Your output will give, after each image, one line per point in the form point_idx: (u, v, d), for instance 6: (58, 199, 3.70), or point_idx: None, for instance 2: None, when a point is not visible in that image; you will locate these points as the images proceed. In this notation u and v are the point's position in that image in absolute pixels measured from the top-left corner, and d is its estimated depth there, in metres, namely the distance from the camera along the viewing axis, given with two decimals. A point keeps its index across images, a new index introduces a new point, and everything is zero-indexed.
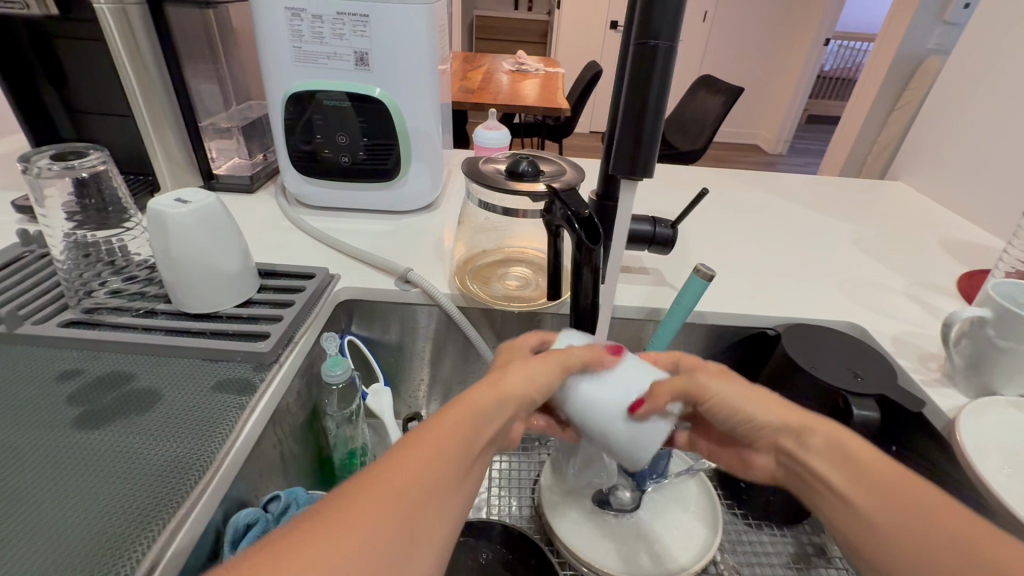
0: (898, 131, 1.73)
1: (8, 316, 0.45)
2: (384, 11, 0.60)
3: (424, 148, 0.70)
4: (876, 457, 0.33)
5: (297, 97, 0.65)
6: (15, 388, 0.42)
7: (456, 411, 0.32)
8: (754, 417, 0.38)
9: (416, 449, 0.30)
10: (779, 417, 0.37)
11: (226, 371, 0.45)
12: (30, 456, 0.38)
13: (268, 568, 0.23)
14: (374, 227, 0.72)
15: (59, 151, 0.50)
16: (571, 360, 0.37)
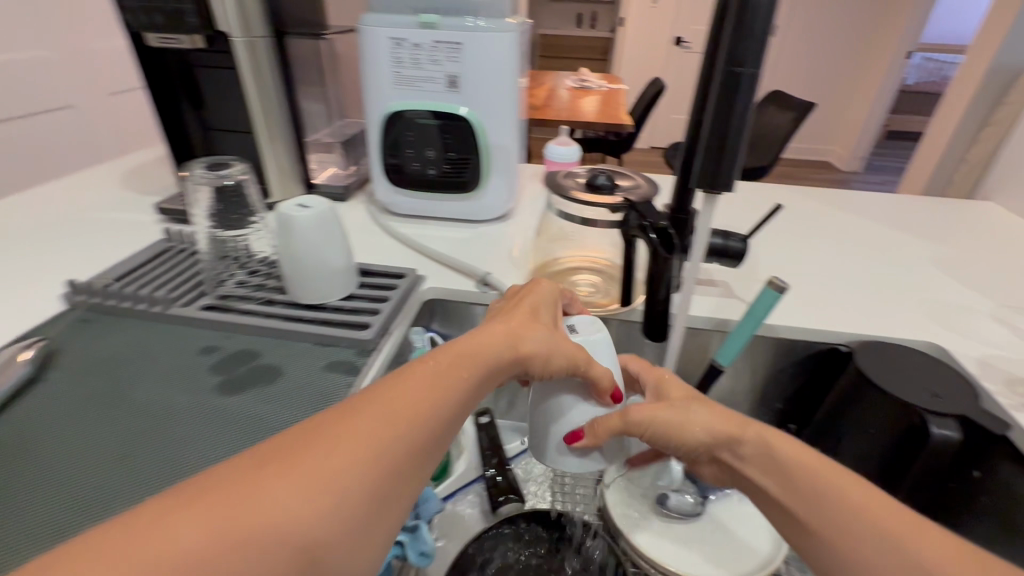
0: (991, 148, 1.64)
1: (162, 298, 0.54)
2: (476, 38, 0.66)
3: (503, 161, 0.76)
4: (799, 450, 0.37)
5: (394, 116, 0.72)
6: (168, 359, 0.50)
7: (439, 369, 0.35)
8: (689, 430, 0.40)
9: (374, 408, 0.32)
10: (714, 428, 0.39)
11: (335, 355, 0.52)
12: (181, 415, 0.45)
13: (225, 503, 0.26)
14: (453, 234, 0.78)
15: (210, 162, 0.60)
16: (538, 343, 0.40)
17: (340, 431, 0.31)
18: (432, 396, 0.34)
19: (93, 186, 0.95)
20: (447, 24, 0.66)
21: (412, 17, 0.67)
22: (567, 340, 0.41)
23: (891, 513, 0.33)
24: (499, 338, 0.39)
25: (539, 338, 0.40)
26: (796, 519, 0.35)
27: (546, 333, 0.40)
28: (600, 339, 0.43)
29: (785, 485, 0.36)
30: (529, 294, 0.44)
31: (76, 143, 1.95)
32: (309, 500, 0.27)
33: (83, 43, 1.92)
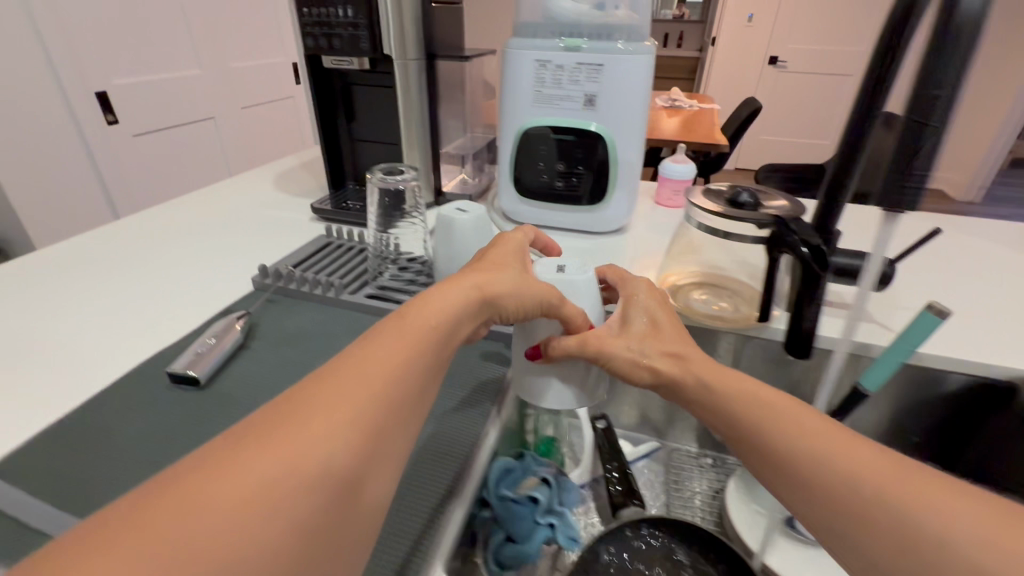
0: None
1: (336, 286, 0.62)
2: (616, 60, 0.70)
3: (629, 177, 0.79)
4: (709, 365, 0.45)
5: (531, 132, 0.78)
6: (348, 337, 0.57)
7: (403, 332, 0.37)
8: (637, 365, 0.46)
9: (342, 373, 0.33)
10: (661, 369, 0.46)
11: (487, 346, 0.59)
12: None
13: (208, 477, 0.26)
14: (575, 245, 0.82)
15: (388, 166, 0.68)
16: (490, 288, 0.43)
17: (311, 399, 0.31)
18: (413, 353, 0.36)
19: (250, 187, 1.08)
20: (591, 47, 0.71)
21: (558, 41, 0.72)
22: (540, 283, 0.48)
23: (820, 435, 0.36)
24: (468, 282, 0.43)
25: (504, 281, 0.44)
26: (753, 455, 0.39)
27: (511, 276, 0.45)
28: (581, 280, 0.50)
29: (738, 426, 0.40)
30: (493, 251, 0.50)
31: (213, 149, 2.22)
32: (307, 455, 0.28)
33: (228, 64, 2.20)
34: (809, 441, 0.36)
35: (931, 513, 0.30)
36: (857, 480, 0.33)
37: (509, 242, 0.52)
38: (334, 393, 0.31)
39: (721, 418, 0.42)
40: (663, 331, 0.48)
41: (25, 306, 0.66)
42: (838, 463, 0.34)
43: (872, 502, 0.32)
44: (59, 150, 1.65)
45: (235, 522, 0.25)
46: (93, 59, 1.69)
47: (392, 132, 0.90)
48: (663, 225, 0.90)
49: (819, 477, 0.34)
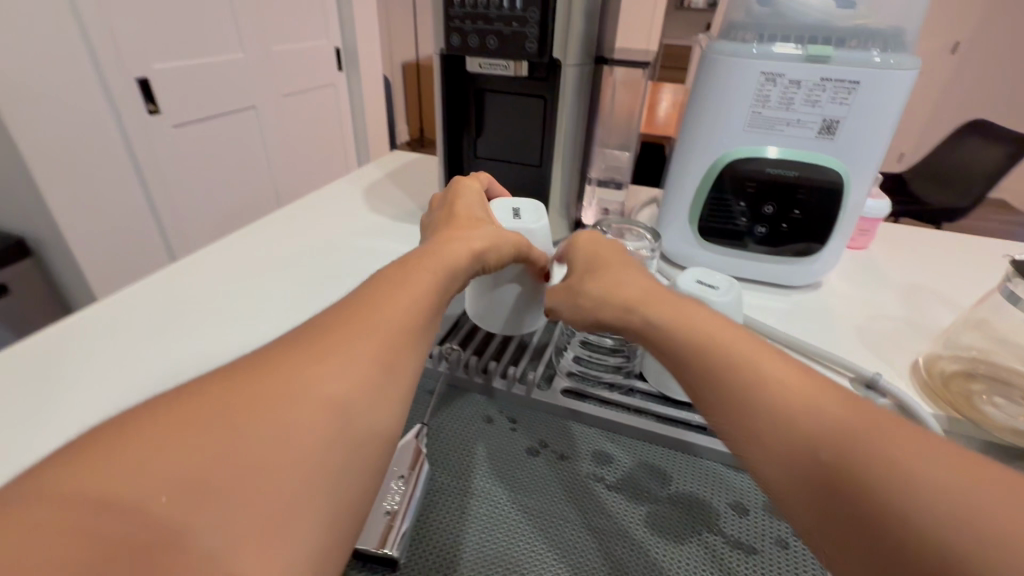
0: None
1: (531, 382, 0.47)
2: (882, 76, 0.53)
3: (853, 223, 0.62)
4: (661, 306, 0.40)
5: (733, 162, 0.61)
6: (503, 434, 0.45)
7: (389, 286, 0.37)
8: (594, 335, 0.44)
9: (337, 332, 0.33)
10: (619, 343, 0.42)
11: (730, 487, 0.41)
12: (488, 459, 0.43)
13: (194, 403, 0.27)
14: (770, 304, 0.66)
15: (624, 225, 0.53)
16: (472, 243, 0.44)
17: (301, 353, 0.31)
18: (390, 319, 0.35)
19: (338, 205, 0.92)
20: (847, 58, 0.53)
21: (797, 50, 0.55)
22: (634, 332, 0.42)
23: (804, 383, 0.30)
24: (450, 243, 0.44)
25: (480, 236, 0.46)
26: (699, 384, 0.34)
27: (487, 233, 0.46)
28: (536, 226, 0.52)
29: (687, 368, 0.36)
30: (459, 204, 0.51)
31: (255, 141, 2.04)
32: (326, 376, 0.30)
33: (270, 48, 2.01)
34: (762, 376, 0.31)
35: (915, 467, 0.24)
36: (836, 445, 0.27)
37: (466, 195, 0.53)
38: (336, 338, 0.32)
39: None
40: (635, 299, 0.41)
41: (115, 385, 0.52)
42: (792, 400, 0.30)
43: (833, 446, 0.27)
44: (99, 144, 1.49)
45: (193, 460, 0.25)
46: (134, 41, 1.51)
47: (529, 151, 0.73)
48: (859, 274, 0.73)
49: (785, 422, 0.29)
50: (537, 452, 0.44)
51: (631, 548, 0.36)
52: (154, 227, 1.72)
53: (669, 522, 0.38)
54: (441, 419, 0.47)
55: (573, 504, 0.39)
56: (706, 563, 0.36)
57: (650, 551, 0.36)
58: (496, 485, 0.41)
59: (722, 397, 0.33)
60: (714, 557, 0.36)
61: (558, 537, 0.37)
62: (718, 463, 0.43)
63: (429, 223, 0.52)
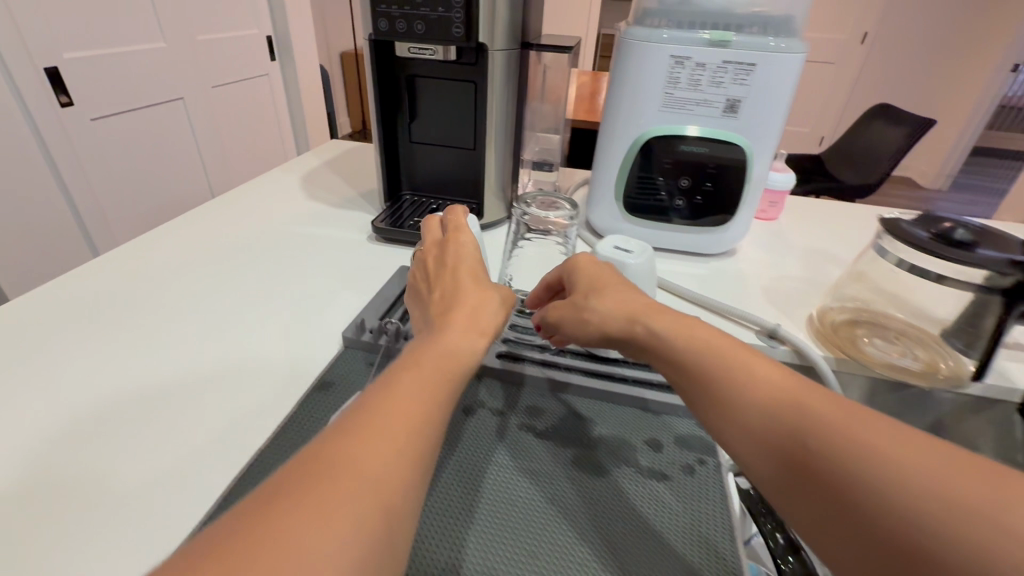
0: None
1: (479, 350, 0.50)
2: (774, 58, 0.59)
3: (758, 194, 0.69)
4: (660, 312, 0.40)
5: (652, 139, 0.66)
6: None
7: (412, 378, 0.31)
8: (591, 328, 0.43)
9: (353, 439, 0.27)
10: (612, 322, 0.42)
11: (665, 428, 0.45)
12: None
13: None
14: (689, 270, 0.72)
15: (545, 195, 0.55)
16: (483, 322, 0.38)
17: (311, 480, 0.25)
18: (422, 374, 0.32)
19: (275, 194, 0.91)
20: (743, 42, 0.59)
21: (701, 34, 0.60)
22: (632, 299, 0.42)
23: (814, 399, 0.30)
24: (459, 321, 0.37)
25: (494, 318, 0.39)
26: (710, 407, 0.34)
27: (497, 302, 0.41)
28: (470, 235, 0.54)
29: (712, 359, 0.35)
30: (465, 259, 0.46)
31: (183, 135, 1.94)
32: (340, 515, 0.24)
33: (195, 36, 1.92)
34: (787, 392, 0.31)
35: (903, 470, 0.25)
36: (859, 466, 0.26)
37: (464, 249, 0.48)
38: (328, 463, 0.26)
39: (674, 363, 0.37)
40: (608, 291, 0.43)
41: (44, 378, 0.50)
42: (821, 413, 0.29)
43: (831, 471, 0.27)
44: (7, 140, 1.38)
45: None
46: (41, 27, 1.41)
47: (463, 135, 0.75)
48: (768, 242, 0.80)
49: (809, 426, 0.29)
50: (516, 425, 0.45)
51: (577, 487, 0.40)
52: (75, 227, 1.62)
53: (609, 461, 0.42)
54: None
55: (520, 457, 0.42)
56: (643, 493, 0.40)
57: (618, 513, 0.38)
58: (473, 455, 0.42)
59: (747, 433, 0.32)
60: (648, 486, 0.40)
61: (510, 485, 0.40)
62: (636, 406, 0.47)
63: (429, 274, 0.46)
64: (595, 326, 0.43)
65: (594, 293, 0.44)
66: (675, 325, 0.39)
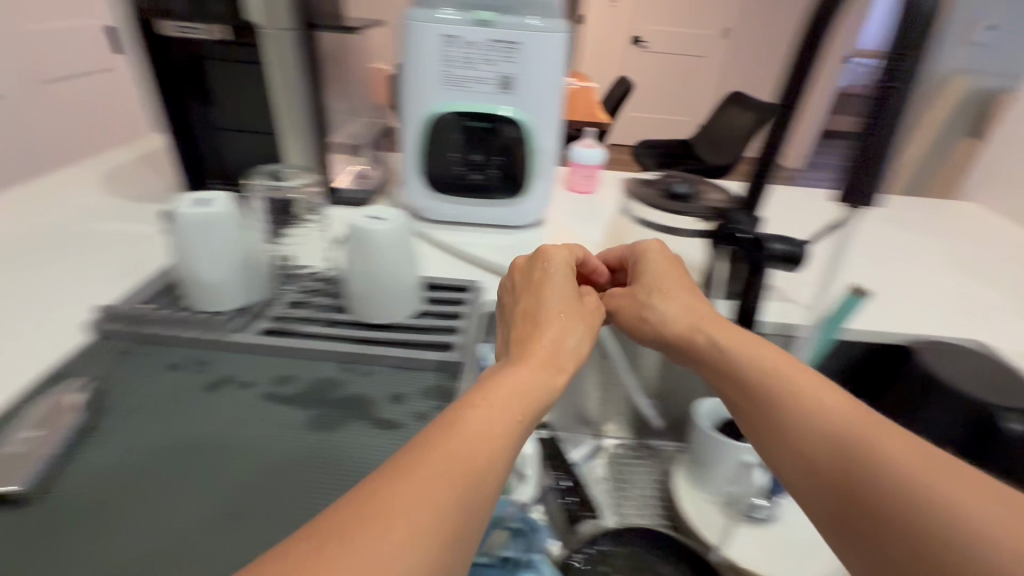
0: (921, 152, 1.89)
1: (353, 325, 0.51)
2: (534, 37, 0.63)
3: (548, 167, 0.74)
4: (721, 324, 0.44)
5: (439, 116, 0.69)
6: (186, 379, 0.46)
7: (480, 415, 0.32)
8: (652, 324, 0.47)
9: (415, 473, 0.28)
10: (667, 326, 0.46)
11: (423, 380, 0.48)
12: (161, 403, 0.43)
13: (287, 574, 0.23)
14: (495, 241, 0.75)
15: (272, 171, 0.59)
16: (559, 359, 0.40)
17: (393, 490, 0.27)
18: (482, 413, 0.32)
19: (66, 189, 0.83)
20: (504, 22, 0.63)
21: (467, 15, 0.63)
22: (690, 308, 0.46)
23: (847, 413, 0.34)
24: (534, 359, 0.39)
25: (570, 349, 0.41)
26: (751, 405, 0.38)
27: (578, 330, 0.43)
28: (223, 210, 0.49)
29: (758, 369, 0.39)
30: (551, 283, 0.47)
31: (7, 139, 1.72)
32: (410, 535, 0.25)
33: (15, 22, 1.70)
34: (828, 412, 0.34)
35: (921, 489, 0.28)
36: (896, 479, 0.29)
37: (553, 266, 0.49)
38: (390, 489, 0.27)
39: (724, 371, 0.41)
40: (667, 291, 0.48)
41: None
42: (857, 432, 0.33)
43: (857, 474, 0.31)
44: None
45: None
46: None
47: (260, 118, 0.73)
48: (579, 213, 0.86)
49: (831, 435, 0.33)
50: (328, 403, 0.44)
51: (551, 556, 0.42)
52: None
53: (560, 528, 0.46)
54: (119, 372, 0.46)
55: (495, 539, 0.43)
56: None
57: None
58: (262, 430, 0.42)
59: (785, 440, 0.36)
60: None
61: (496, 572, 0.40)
62: (393, 365, 0.49)
63: (509, 290, 0.50)
64: (651, 324, 0.47)
65: (658, 295, 0.48)
66: (734, 333, 0.42)
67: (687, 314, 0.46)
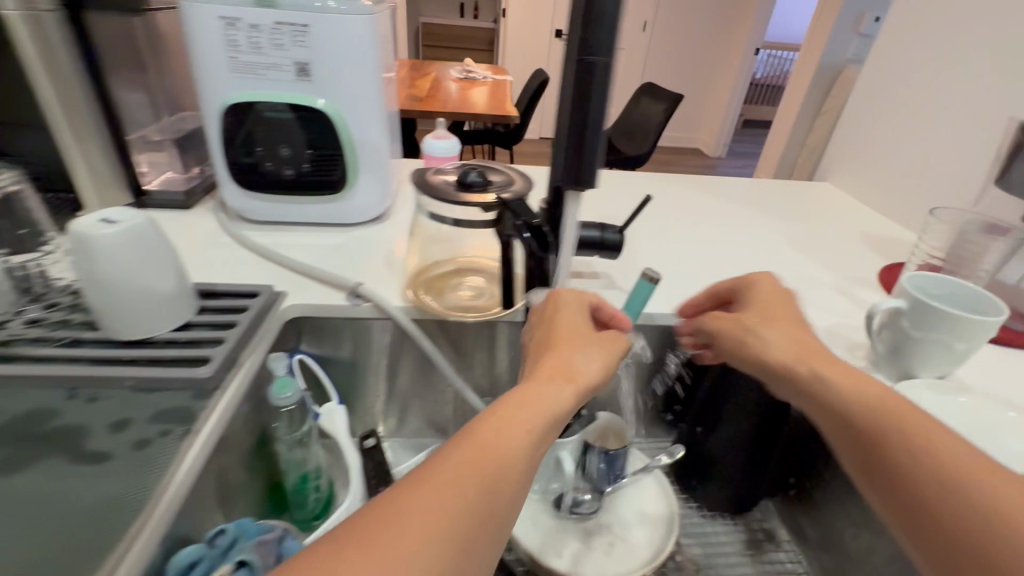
0: None
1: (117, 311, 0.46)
2: (325, 20, 0.59)
3: (371, 159, 0.69)
4: (823, 353, 0.43)
5: (236, 107, 0.63)
6: None
7: (501, 423, 0.36)
8: (756, 347, 0.44)
9: (433, 479, 0.31)
10: (780, 354, 0.43)
11: (164, 402, 0.43)
12: None
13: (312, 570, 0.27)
14: (320, 241, 0.70)
15: None
16: (586, 378, 0.41)
17: (415, 497, 0.30)
18: (501, 422, 0.36)
19: None
20: (288, 3, 0.58)
21: None
22: (803, 339, 0.44)
23: (917, 423, 0.36)
24: (563, 378, 0.40)
25: (590, 369, 0.42)
26: (828, 416, 0.40)
27: (596, 354, 0.43)
28: None
29: (834, 387, 0.40)
30: (561, 316, 0.46)
31: None
32: (435, 537, 0.29)
33: None
34: (878, 422, 0.37)
35: (980, 507, 0.32)
36: (959, 493, 0.33)
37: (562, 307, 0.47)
38: (411, 493, 0.31)
39: (816, 396, 0.41)
40: (773, 321, 0.45)
41: None
42: (933, 449, 0.35)
43: (915, 484, 0.34)
44: None
45: None
46: None
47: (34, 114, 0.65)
48: None
49: (907, 447, 0.36)
50: (35, 437, 0.39)
51: None
52: None
53: None
54: None
55: None
56: None
57: None
58: None
59: (863, 448, 0.38)
60: None
61: None
62: (132, 386, 0.44)
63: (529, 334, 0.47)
64: (758, 353, 0.44)
65: (765, 324, 0.45)
66: (832, 359, 0.42)
67: (784, 340, 0.44)
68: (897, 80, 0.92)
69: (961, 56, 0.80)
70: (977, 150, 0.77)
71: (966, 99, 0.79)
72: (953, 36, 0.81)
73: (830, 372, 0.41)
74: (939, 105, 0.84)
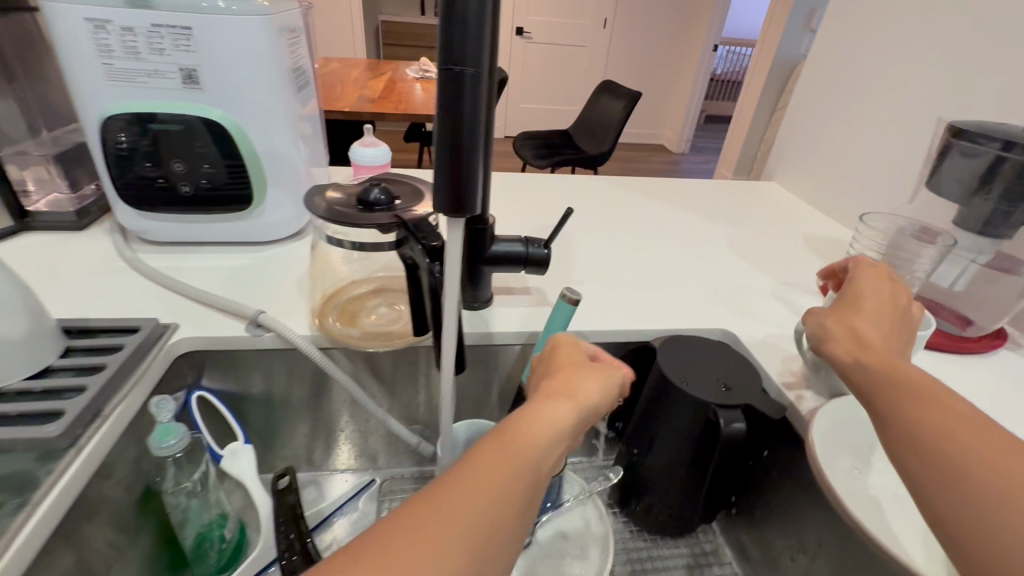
0: None
1: None
2: (209, 22, 0.53)
3: (280, 173, 0.64)
4: (884, 340, 0.40)
5: (117, 119, 0.57)
6: None
7: (506, 444, 0.30)
8: (831, 328, 0.43)
9: (433, 508, 0.26)
10: (854, 332, 0.41)
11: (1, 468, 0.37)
12: None
13: None
14: (227, 263, 0.65)
15: None
16: (590, 397, 0.35)
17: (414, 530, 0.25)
18: (507, 442, 0.30)
19: None
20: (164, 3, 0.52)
21: None
22: (885, 325, 0.41)
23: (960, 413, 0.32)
24: (569, 395, 0.34)
25: (591, 385, 0.36)
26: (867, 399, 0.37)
27: (602, 380, 0.37)
28: None
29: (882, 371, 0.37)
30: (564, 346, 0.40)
31: None
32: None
33: None
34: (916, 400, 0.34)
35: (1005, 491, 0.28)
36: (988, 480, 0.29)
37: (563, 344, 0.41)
38: (408, 526, 0.26)
39: (862, 381, 0.38)
40: (866, 304, 0.43)
41: None
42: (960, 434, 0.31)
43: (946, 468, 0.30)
44: None
45: None
46: None
47: None
48: None
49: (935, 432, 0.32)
50: None
51: None
52: None
53: None
54: None
55: None
56: None
57: None
58: None
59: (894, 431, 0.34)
60: None
61: None
62: None
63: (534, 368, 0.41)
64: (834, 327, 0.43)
65: (853, 304, 0.44)
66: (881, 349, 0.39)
67: (846, 331, 0.41)
68: (834, 78, 0.91)
69: (894, 54, 0.79)
70: (911, 150, 0.76)
71: (899, 99, 0.79)
72: (886, 35, 0.81)
73: (889, 357, 0.38)
74: (875, 103, 0.83)
